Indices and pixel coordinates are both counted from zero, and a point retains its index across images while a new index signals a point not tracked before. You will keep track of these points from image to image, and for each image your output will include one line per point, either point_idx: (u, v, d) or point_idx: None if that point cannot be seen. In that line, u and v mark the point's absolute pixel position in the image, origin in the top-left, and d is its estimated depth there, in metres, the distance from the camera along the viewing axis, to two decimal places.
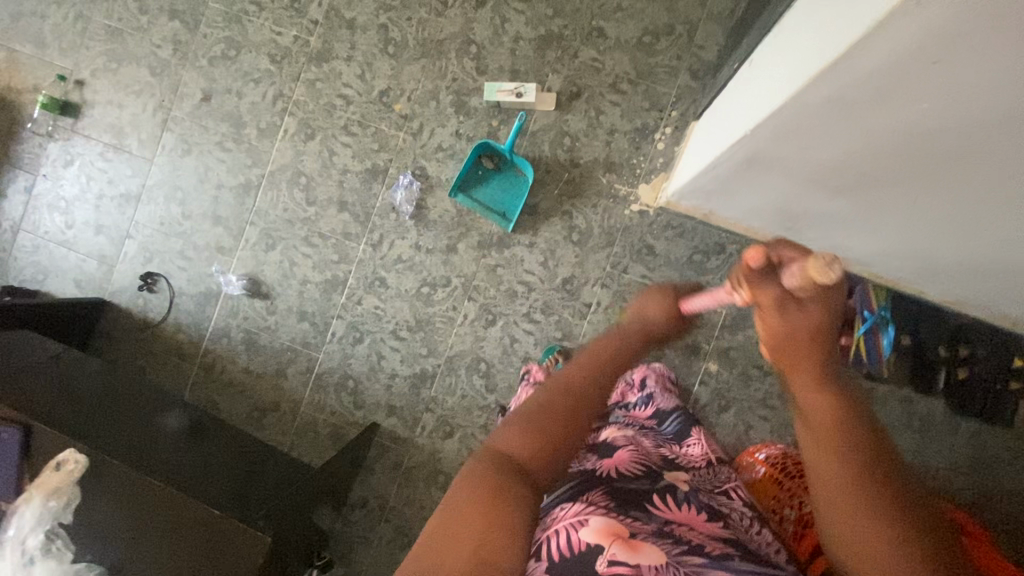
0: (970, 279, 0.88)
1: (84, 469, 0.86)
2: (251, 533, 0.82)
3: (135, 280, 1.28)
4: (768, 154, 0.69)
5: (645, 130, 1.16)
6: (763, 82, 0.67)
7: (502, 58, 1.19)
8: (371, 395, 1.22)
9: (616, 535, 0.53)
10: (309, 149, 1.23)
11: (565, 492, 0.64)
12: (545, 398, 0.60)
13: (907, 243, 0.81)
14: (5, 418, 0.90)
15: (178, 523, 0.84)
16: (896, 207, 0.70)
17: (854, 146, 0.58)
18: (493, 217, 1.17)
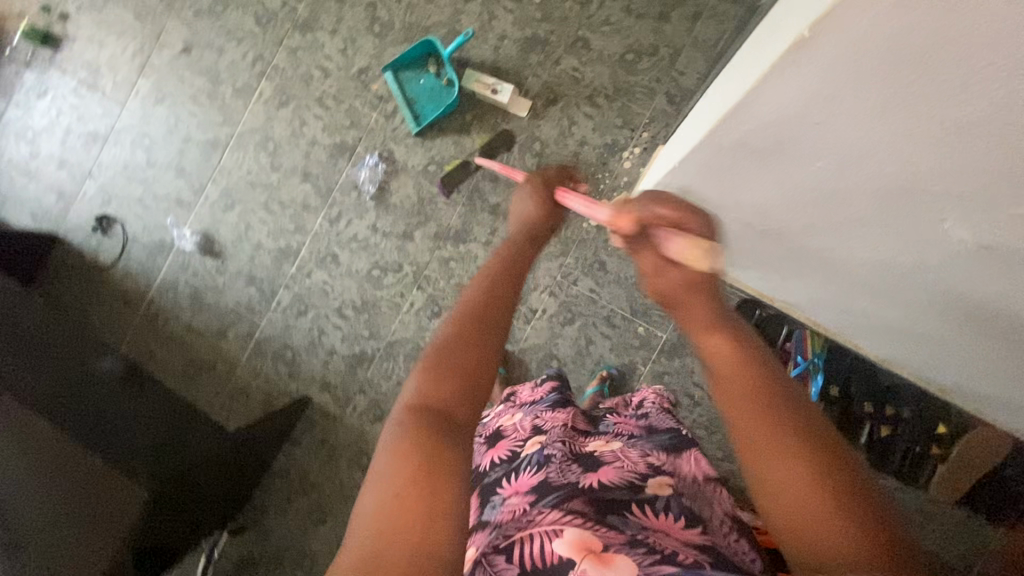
0: (894, 340, 0.90)
1: None
2: (131, 487, 0.79)
3: (90, 220, 1.27)
4: (695, 194, 0.70)
5: (614, 147, 1.17)
6: (690, 123, 0.68)
7: (485, 54, 1.19)
8: (307, 368, 1.23)
9: (588, 549, 0.52)
10: (281, 117, 1.23)
11: (545, 502, 0.61)
12: (450, 342, 0.57)
13: (830, 295, 0.83)
14: None
15: (58, 472, 0.81)
16: (811, 260, 0.72)
17: (768, 194, 0.60)
18: (405, 113, 1.18)
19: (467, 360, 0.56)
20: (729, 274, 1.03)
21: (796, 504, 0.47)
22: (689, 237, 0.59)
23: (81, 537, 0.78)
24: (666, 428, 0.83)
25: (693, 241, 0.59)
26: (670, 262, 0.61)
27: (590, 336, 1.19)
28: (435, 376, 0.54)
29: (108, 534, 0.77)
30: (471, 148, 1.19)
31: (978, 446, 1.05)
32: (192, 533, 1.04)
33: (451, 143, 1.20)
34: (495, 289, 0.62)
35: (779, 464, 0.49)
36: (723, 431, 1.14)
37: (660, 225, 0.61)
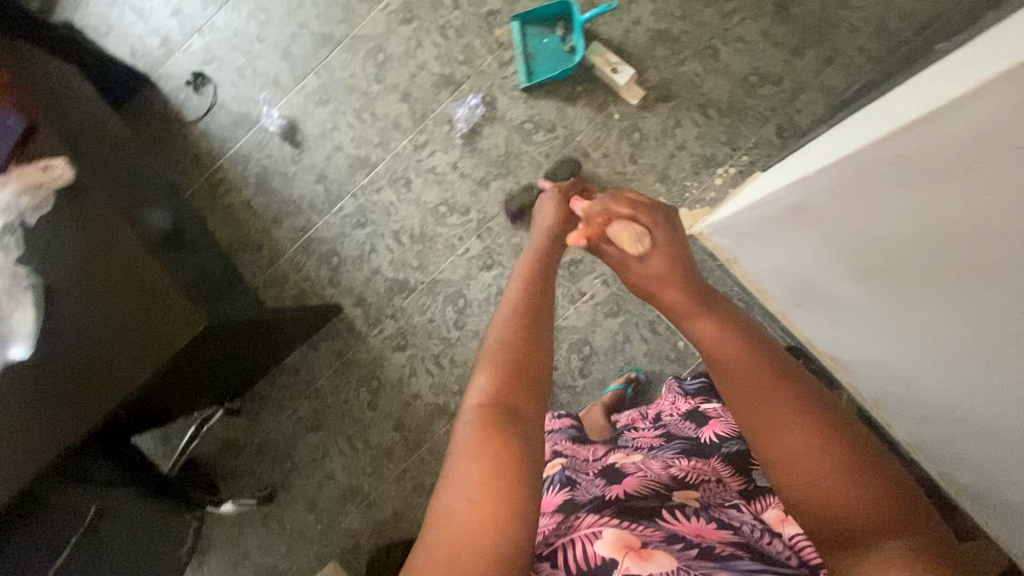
0: (934, 422, 0.89)
1: (69, 183, 0.72)
2: (193, 319, 0.69)
3: (186, 74, 1.28)
4: (813, 208, 0.72)
5: (711, 161, 1.16)
6: (828, 140, 0.71)
7: (615, 34, 1.19)
8: (347, 279, 1.23)
9: (628, 547, 0.53)
10: (400, 32, 1.23)
11: (583, 508, 0.65)
12: (507, 335, 0.62)
13: (898, 358, 0.84)
14: (19, 103, 0.77)
15: (125, 273, 0.69)
16: (907, 309, 0.72)
17: (882, 223, 0.63)
18: (520, 66, 1.18)
19: (508, 353, 0.60)
20: (791, 310, 1.05)
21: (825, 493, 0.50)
22: (625, 231, 0.70)
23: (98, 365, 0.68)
24: (682, 437, 0.87)
25: (631, 229, 0.71)
26: (632, 253, 0.70)
27: (628, 334, 1.18)
28: (503, 367, 0.58)
29: (152, 362, 0.68)
30: (572, 118, 1.19)
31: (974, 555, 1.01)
32: (189, 398, 1.03)
33: (554, 108, 1.19)
34: (533, 290, 0.69)
35: (793, 455, 0.52)
36: None
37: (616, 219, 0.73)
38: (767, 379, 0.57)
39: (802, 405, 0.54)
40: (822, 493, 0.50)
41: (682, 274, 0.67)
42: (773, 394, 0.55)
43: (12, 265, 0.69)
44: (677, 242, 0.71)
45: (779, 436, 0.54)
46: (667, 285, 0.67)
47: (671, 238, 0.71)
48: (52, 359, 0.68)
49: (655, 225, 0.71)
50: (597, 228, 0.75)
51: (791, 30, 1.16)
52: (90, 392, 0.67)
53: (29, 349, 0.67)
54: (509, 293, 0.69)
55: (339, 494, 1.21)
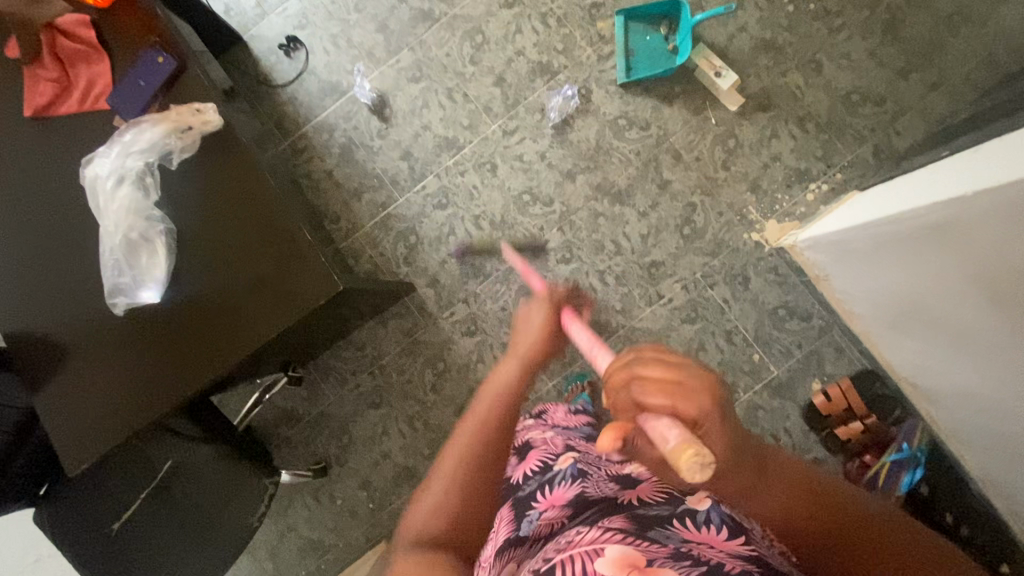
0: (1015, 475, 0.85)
1: (213, 131, 0.80)
2: (326, 280, 0.76)
3: (279, 37, 1.27)
4: (961, 225, 0.73)
5: (804, 175, 1.15)
6: (993, 162, 0.72)
7: (718, 39, 1.18)
8: (423, 259, 1.21)
9: (632, 567, 0.45)
10: (500, 16, 1.22)
11: (591, 520, 0.59)
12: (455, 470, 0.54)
13: (991, 395, 0.82)
14: (166, 44, 0.83)
15: (261, 228, 0.78)
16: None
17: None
18: (619, 61, 1.17)
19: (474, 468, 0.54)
20: (879, 333, 1.05)
21: None
22: (674, 453, 0.36)
23: (199, 323, 0.77)
24: None
25: (694, 440, 0.36)
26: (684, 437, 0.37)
27: (704, 342, 1.17)
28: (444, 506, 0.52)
29: (276, 322, 0.76)
30: (668, 118, 1.18)
31: None
32: (254, 370, 1.04)
33: (650, 107, 1.18)
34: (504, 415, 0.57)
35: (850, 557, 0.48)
36: None
37: (641, 388, 0.39)
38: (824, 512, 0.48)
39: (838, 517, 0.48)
40: None
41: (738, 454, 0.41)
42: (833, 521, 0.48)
43: (152, 208, 0.79)
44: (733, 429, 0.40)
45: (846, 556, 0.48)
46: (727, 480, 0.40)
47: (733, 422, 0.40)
48: (178, 302, 0.78)
49: (687, 396, 0.38)
50: (630, 416, 0.40)
51: (899, 51, 1.15)
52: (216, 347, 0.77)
53: (158, 293, 0.78)
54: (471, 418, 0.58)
55: (393, 475, 1.19)
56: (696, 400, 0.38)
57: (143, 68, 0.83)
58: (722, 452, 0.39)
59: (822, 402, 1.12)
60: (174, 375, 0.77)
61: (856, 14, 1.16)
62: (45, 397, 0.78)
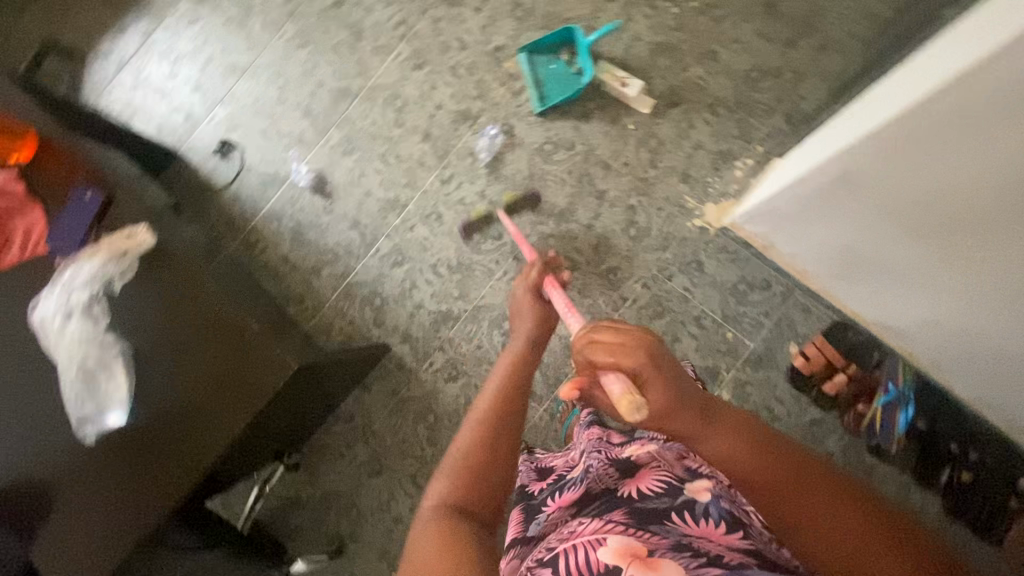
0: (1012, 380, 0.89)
1: (148, 248, 0.85)
2: (281, 363, 0.78)
3: (212, 143, 1.34)
4: (863, 175, 0.78)
5: (728, 155, 1.21)
6: (873, 107, 0.77)
7: (617, 52, 1.26)
8: (392, 317, 1.24)
9: (634, 556, 0.49)
10: (414, 78, 1.29)
11: (596, 510, 0.61)
12: (472, 439, 0.66)
13: (964, 314, 0.86)
14: (95, 180, 0.89)
15: (217, 327, 0.81)
16: (976, 254, 0.75)
17: (940, 182, 0.70)
18: (532, 93, 1.24)
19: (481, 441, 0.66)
20: (837, 286, 1.07)
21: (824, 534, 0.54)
22: (618, 401, 0.52)
23: (176, 430, 0.79)
24: None
25: (632, 392, 0.52)
26: (630, 384, 0.53)
27: (677, 333, 1.19)
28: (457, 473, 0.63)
29: (244, 414, 0.78)
30: (589, 133, 1.24)
31: None
32: (248, 462, 1.04)
33: (570, 127, 1.25)
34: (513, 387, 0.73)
35: (808, 516, 0.55)
36: None
37: (595, 351, 0.54)
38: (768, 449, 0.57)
39: (782, 458, 0.57)
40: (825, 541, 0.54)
41: (687, 399, 0.54)
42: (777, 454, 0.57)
43: (104, 334, 0.82)
44: (670, 368, 0.53)
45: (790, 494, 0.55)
46: (676, 412, 0.54)
47: (678, 369, 0.54)
48: (146, 417, 0.80)
49: (628, 349, 0.53)
50: (585, 371, 0.56)
51: (783, 25, 1.23)
52: (194, 452, 0.78)
53: (123, 415, 0.80)
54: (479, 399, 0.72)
55: None
56: (637, 350, 0.52)
57: (74, 206, 0.88)
58: (666, 393, 0.53)
59: (802, 362, 1.13)
60: (160, 486, 0.78)
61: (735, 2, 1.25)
62: (34, 544, 0.78)
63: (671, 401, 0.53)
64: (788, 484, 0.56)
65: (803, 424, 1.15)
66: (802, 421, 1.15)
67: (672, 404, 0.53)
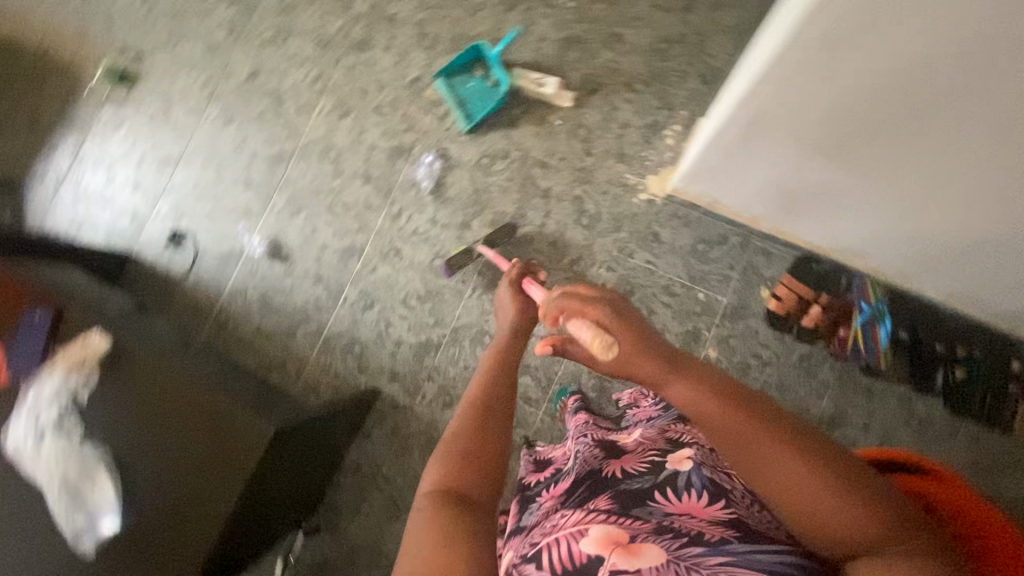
0: (971, 261, 0.93)
1: (105, 351, 0.86)
2: (256, 431, 0.78)
3: (163, 236, 1.35)
4: (767, 114, 0.81)
5: (656, 126, 1.24)
6: (756, 51, 0.80)
7: (528, 55, 1.30)
8: (375, 360, 1.25)
9: (615, 543, 0.50)
10: (342, 127, 1.32)
11: (582, 497, 0.61)
12: (468, 417, 0.63)
13: (905, 214, 0.89)
14: (43, 300, 0.91)
15: (187, 412, 0.81)
16: (892, 159, 0.79)
17: (844, 97, 0.71)
18: (457, 114, 1.27)
19: (479, 417, 0.63)
20: (786, 222, 1.10)
21: (809, 513, 0.47)
22: (590, 343, 0.57)
23: (172, 522, 0.79)
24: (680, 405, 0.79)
25: (601, 335, 0.57)
26: (600, 325, 0.58)
27: (651, 306, 1.21)
28: (454, 455, 0.58)
29: (229, 491, 0.78)
30: (520, 138, 1.28)
31: None
32: (264, 538, 1.04)
33: (501, 137, 1.28)
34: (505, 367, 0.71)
35: (786, 492, 0.47)
36: (794, 388, 1.17)
37: (566, 307, 0.61)
38: (738, 416, 0.50)
39: (755, 426, 0.49)
40: (809, 520, 0.47)
41: (653, 349, 0.55)
42: (746, 420, 0.49)
43: (79, 447, 0.82)
44: (635, 321, 0.58)
45: (762, 463, 0.48)
46: (643, 360, 0.55)
47: (637, 320, 0.58)
48: (140, 516, 0.80)
49: (592, 305, 0.59)
50: (558, 317, 0.62)
51: None
52: (193, 540, 0.78)
53: (116, 519, 0.80)
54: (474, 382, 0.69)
55: None
56: (601, 308, 0.59)
57: (25, 331, 0.90)
58: (631, 341, 0.56)
59: (776, 304, 1.15)
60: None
61: None
62: None
63: (635, 349, 0.56)
64: (759, 453, 0.48)
65: (792, 362, 1.17)
66: (791, 360, 1.17)
67: (636, 351, 0.55)
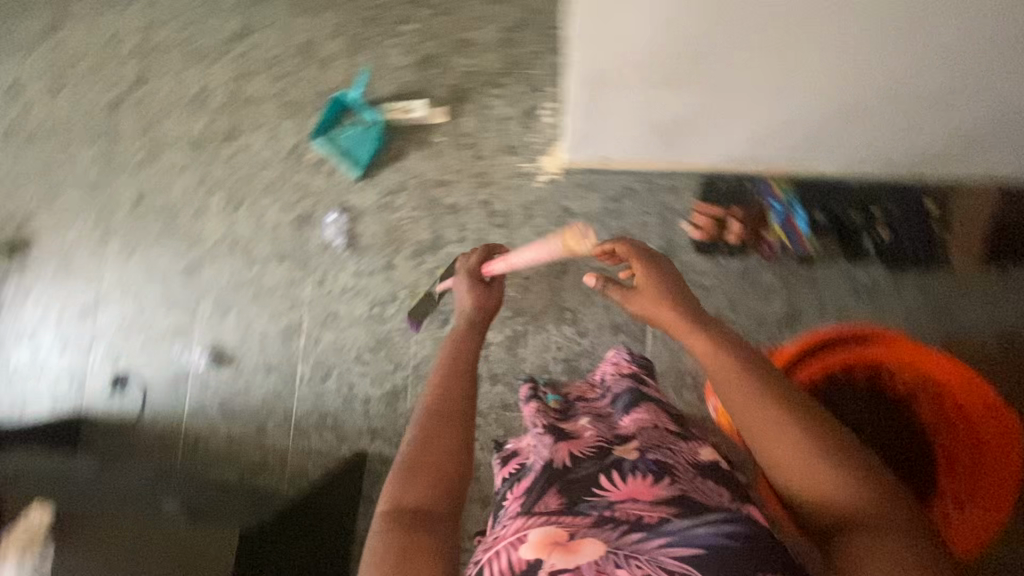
0: (848, 129, 0.96)
1: (50, 525, 0.87)
2: (225, 536, 0.83)
3: (107, 384, 1.33)
4: (600, 68, 0.84)
5: (531, 111, 1.28)
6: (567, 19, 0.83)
7: (390, 87, 1.32)
8: (351, 425, 1.24)
9: (552, 544, 0.59)
10: (241, 216, 1.32)
11: (529, 499, 0.68)
12: (426, 423, 0.66)
13: (765, 110, 0.93)
14: None
15: (155, 547, 0.85)
16: (727, 71, 0.82)
17: (655, 31, 0.74)
18: (344, 163, 1.29)
19: (436, 421, 0.66)
20: (676, 156, 1.13)
21: (813, 484, 0.57)
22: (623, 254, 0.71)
23: None
24: (624, 393, 0.86)
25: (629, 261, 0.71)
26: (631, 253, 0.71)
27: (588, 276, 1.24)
28: (412, 467, 0.62)
29: None
30: (411, 166, 1.29)
31: (974, 205, 1.14)
32: None
33: (393, 172, 1.29)
34: (459, 361, 0.74)
35: (789, 464, 0.58)
36: (744, 303, 1.19)
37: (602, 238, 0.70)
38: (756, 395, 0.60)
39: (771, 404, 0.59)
40: (812, 489, 0.57)
41: (665, 300, 0.67)
42: (762, 397, 0.59)
43: None
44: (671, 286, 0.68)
45: (772, 436, 0.58)
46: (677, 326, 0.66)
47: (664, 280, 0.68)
48: None
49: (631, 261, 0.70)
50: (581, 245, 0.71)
51: None
52: None
53: None
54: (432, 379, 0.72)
55: None
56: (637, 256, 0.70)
57: None
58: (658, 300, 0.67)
59: (698, 231, 1.20)
60: None
61: None
62: None
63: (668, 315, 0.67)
64: (772, 429, 0.58)
65: (734, 279, 1.20)
66: (732, 278, 1.20)
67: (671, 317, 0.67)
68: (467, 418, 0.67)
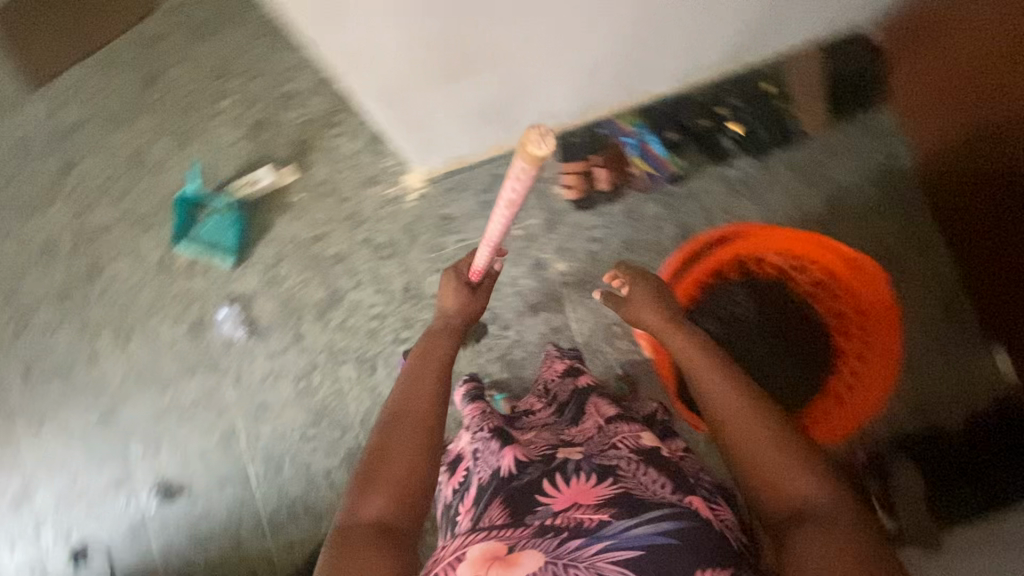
0: (651, 49, 0.99)
1: None
2: None
3: (66, 564, 1.26)
4: (391, 94, 0.85)
5: (376, 137, 1.26)
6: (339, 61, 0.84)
7: (232, 165, 1.28)
8: (321, 502, 1.22)
9: (490, 560, 0.58)
10: (136, 346, 1.27)
11: (476, 514, 0.68)
12: (397, 432, 0.66)
13: (567, 68, 0.95)
14: None
15: None
16: (507, 54, 0.83)
17: (415, 55, 0.75)
18: (215, 256, 1.25)
19: (405, 431, 0.66)
20: (520, 128, 1.15)
21: (775, 475, 0.60)
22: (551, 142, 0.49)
23: None
24: (571, 402, 0.91)
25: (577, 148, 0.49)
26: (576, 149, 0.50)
27: None
28: (378, 477, 0.62)
29: None
30: (282, 233, 1.26)
31: (802, 71, 1.18)
32: None
33: (267, 245, 1.26)
34: (428, 371, 0.74)
35: (757, 455, 0.61)
36: (639, 239, 1.21)
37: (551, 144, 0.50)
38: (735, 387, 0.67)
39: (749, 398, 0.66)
40: (774, 482, 0.59)
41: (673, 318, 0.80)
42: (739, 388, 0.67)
43: None
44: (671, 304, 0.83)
45: (744, 425, 0.63)
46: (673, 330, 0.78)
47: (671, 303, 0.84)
48: None
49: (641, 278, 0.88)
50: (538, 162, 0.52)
51: None
52: None
53: None
54: (395, 392, 0.72)
55: None
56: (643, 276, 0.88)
57: None
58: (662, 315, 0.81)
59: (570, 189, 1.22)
60: None
61: (260, 46, 1.30)
62: None
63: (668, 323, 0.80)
64: (744, 415, 0.64)
65: (622, 222, 1.22)
66: (620, 221, 1.22)
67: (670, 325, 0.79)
68: (437, 431, 0.68)
